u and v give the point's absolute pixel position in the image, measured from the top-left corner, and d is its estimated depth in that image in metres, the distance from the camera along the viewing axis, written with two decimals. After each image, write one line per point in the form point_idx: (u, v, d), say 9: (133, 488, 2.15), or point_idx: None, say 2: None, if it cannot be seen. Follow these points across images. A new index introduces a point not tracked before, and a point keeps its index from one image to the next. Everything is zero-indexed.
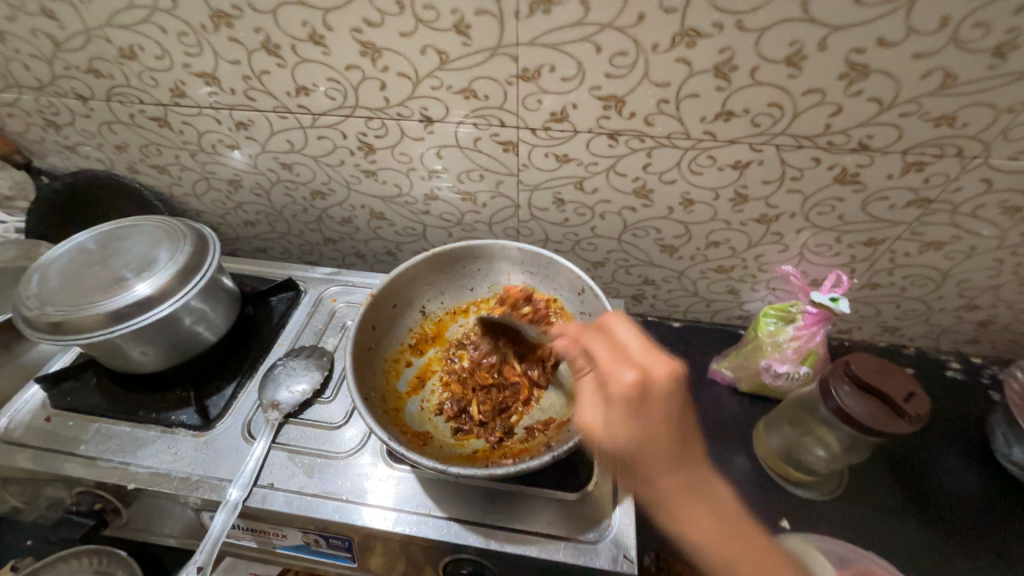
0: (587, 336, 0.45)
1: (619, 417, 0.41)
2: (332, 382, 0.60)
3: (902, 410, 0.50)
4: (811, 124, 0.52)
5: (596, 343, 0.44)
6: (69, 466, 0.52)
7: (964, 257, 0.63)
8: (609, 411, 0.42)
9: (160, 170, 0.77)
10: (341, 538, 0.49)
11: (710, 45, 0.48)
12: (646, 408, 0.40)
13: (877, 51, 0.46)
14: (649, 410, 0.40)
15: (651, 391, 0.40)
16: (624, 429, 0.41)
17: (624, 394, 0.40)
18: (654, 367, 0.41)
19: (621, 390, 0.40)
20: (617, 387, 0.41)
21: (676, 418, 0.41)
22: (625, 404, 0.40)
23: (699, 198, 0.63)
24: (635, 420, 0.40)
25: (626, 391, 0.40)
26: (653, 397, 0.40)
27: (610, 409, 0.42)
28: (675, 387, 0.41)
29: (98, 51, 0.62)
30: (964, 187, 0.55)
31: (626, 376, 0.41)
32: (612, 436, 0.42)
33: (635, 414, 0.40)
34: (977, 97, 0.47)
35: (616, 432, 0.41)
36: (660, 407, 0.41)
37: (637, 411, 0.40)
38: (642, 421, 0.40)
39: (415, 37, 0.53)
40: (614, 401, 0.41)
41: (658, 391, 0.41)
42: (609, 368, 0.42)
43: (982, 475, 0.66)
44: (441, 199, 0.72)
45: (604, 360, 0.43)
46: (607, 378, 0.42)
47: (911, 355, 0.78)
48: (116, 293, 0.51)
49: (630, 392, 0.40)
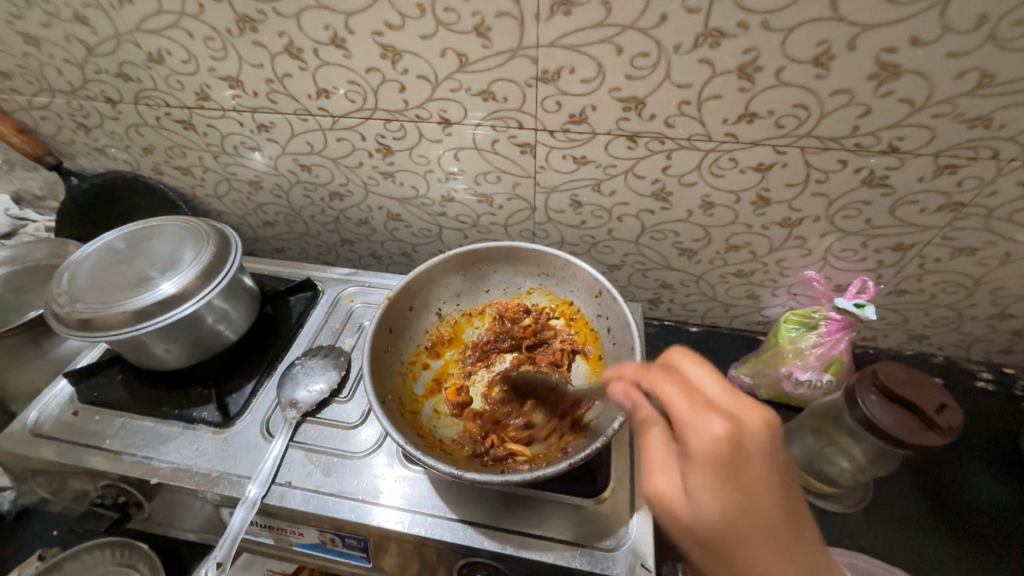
0: (650, 375, 0.40)
1: (706, 483, 0.34)
2: (349, 382, 0.61)
3: (932, 422, 0.48)
4: (838, 126, 0.51)
5: (665, 384, 0.39)
6: (95, 460, 0.53)
7: (998, 263, 0.61)
8: (690, 474, 0.35)
9: (184, 171, 0.79)
10: (356, 538, 0.50)
11: (734, 45, 0.47)
12: (741, 469, 0.34)
13: (910, 50, 0.44)
14: (745, 472, 0.34)
15: (745, 444, 0.35)
16: (713, 500, 0.34)
17: (710, 449, 0.34)
18: (740, 416, 0.36)
19: (705, 445, 0.35)
20: (700, 441, 0.35)
21: (776, 485, 0.35)
22: (712, 465, 0.34)
23: (719, 201, 0.62)
24: (727, 487, 0.34)
25: (713, 447, 0.34)
26: (747, 456, 0.34)
27: (690, 471, 0.35)
28: (768, 442, 0.36)
29: (127, 56, 0.63)
30: (1000, 190, 0.53)
31: (714, 428, 0.35)
32: (696, 509, 0.35)
33: (727, 478, 0.34)
34: (1016, 98, 0.46)
35: (705, 504, 0.34)
36: (755, 467, 0.35)
37: (728, 473, 0.34)
38: (738, 489, 0.34)
39: (435, 40, 0.53)
40: (698, 461, 0.35)
41: (750, 447, 0.35)
42: (687, 416, 0.36)
43: (1016, 491, 0.63)
44: (458, 201, 0.72)
45: (678, 405, 0.37)
46: (686, 430, 0.36)
47: (939, 364, 0.76)
48: (142, 292, 0.52)
49: (717, 448, 0.34)
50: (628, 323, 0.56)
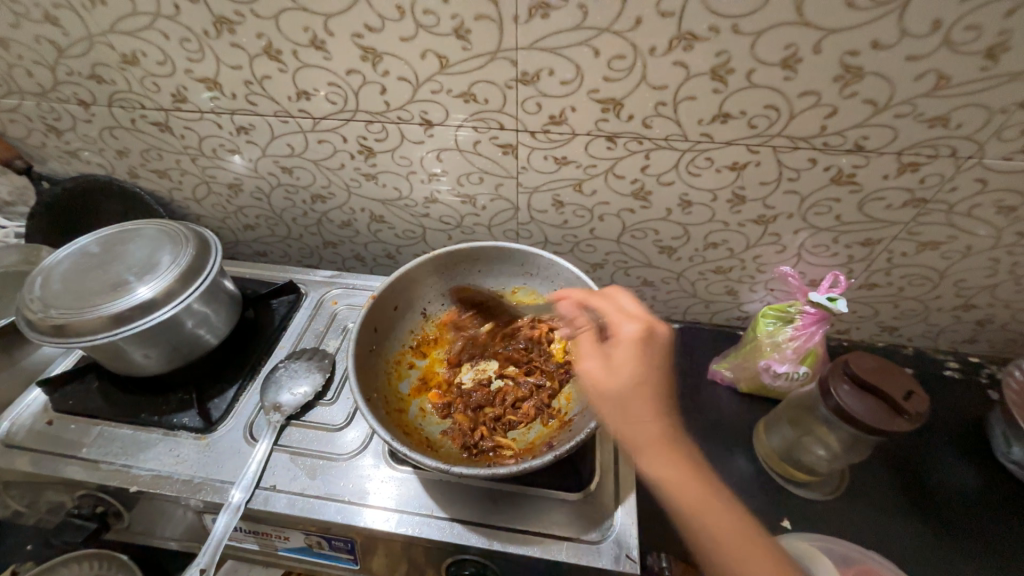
0: (593, 297, 0.52)
1: (626, 358, 0.46)
2: (333, 385, 0.60)
3: (901, 408, 0.50)
4: (808, 126, 0.53)
5: (603, 302, 0.51)
6: (71, 469, 0.52)
7: (960, 256, 0.64)
8: (614, 354, 0.47)
9: (161, 174, 0.78)
10: (343, 539, 0.49)
11: (707, 48, 0.49)
12: (651, 353, 0.47)
13: (872, 53, 0.46)
14: (651, 356, 0.46)
15: (657, 341, 0.47)
16: (628, 369, 0.46)
17: (630, 339, 0.47)
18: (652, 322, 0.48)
19: (629, 335, 0.47)
20: (624, 332, 0.47)
21: (665, 371, 0.46)
22: (633, 347, 0.46)
23: (697, 199, 0.64)
24: (638, 363, 0.46)
25: (633, 336, 0.47)
26: (657, 346, 0.47)
27: (614, 351, 0.47)
28: (667, 346, 0.48)
29: (100, 57, 0.62)
30: (959, 187, 0.56)
31: (629, 327, 0.47)
32: (613, 376, 0.46)
33: (641, 356, 0.46)
34: (970, 98, 0.48)
35: (619, 372, 0.46)
36: (663, 358, 0.47)
37: (641, 357, 0.46)
38: (641, 367, 0.45)
39: (415, 42, 0.53)
40: (621, 343, 0.47)
41: (660, 341, 0.48)
42: (616, 319, 0.49)
43: (982, 474, 0.66)
44: (441, 202, 0.72)
45: (611, 315, 0.49)
46: (614, 326, 0.49)
47: (909, 354, 0.79)
48: (119, 296, 0.51)
49: (636, 339, 0.47)
50: None
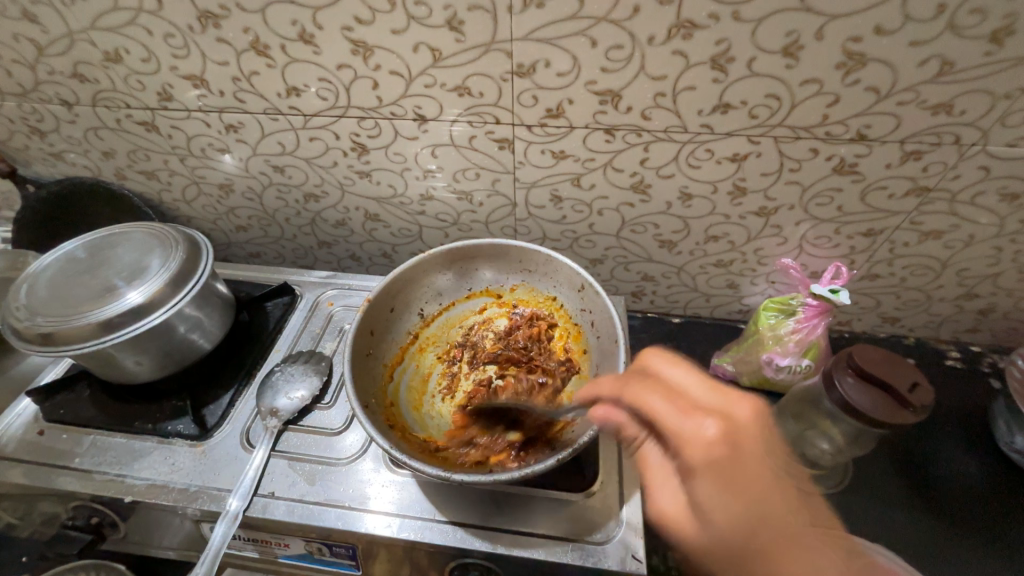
0: (629, 388, 0.46)
1: (709, 489, 0.42)
2: (331, 388, 0.59)
3: (906, 400, 0.50)
4: (809, 114, 0.52)
5: (650, 397, 0.45)
6: (64, 480, 0.51)
7: (963, 245, 0.63)
8: (694, 484, 0.43)
9: (149, 175, 0.76)
10: (344, 545, 0.48)
11: (706, 36, 0.47)
12: (735, 467, 0.42)
13: (875, 39, 0.45)
14: (743, 470, 0.42)
15: (737, 435, 0.44)
16: (716, 500, 0.42)
17: (704, 452, 0.43)
18: (733, 406, 0.45)
19: (700, 441, 0.43)
20: (693, 437, 0.43)
21: (768, 472, 0.43)
22: (712, 469, 0.42)
23: (697, 192, 0.63)
24: (727, 489, 0.42)
25: (705, 441, 0.43)
26: (745, 438, 0.44)
27: (694, 483, 0.42)
28: (761, 429, 0.44)
29: (82, 55, 0.60)
30: (963, 175, 0.55)
31: (704, 428, 0.43)
32: (704, 520, 0.42)
33: (724, 482, 0.42)
34: (974, 84, 0.47)
35: (710, 515, 0.42)
36: (746, 460, 0.43)
37: (720, 473, 0.42)
38: (732, 488, 0.42)
39: (407, 34, 0.52)
40: (699, 469, 0.42)
41: (744, 431, 0.44)
42: (674, 421, 0.44)
43: (985, 463, 0.66)
44: (437, 199, 0.71)
45: (665, 416, 0.44)
46: (684, 439, 0.43)
47: (911, 344, 0.79)
48: (108, 302, 0.50)
49: (712, 448, 0.43)
50: (611, 317, 0.56)
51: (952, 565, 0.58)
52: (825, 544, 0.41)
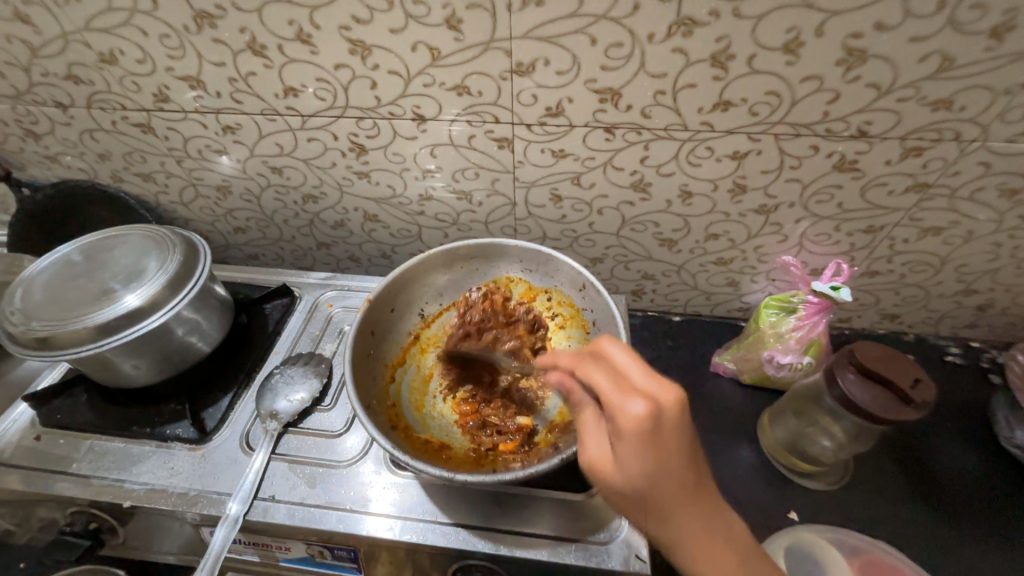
0: (583, 365, 0.41)
1: (631, 453, 0.37)
2: (331, 390, 0.59)
3: (908, 397, 0.50)
4: (810, 112, 0.52)
5: (595, 373, 0.40)
6: (62, 486, 0.50)
7: (962, 241, 0.63)
8: (619, 448, 0.38)
9: (145, 178, 0.75)
10: (346, 548, 0.48)
11: (707, 34, 0.47)
12: (663, 440, 0.37)
13: (875, 35, 0.45)
14: (661, 442, 0.37)
15: (665, 416, 0.37)
16: (637, 464, 0.37)
17: (634, 426, 0.36)
18: (657, 393, 0.37)
19: (628, 423, 0.36)
20: (625, 420, 0.37)
21: (686, 455, 0.38)
22: (640, 441, 0.36)
23: (697, 190, 0.62)
24: (648, 455, 0.37)
25: (636, 425, 0.36)
26: (666, 428, 0.37)
27: (617, 444, 0.38)
28: (684, 414, 0.37)
29: (77, 57, 0.60)
30: (962, 171, 0.55)
31: (634, 407, 0.36)
32: (621, 471, 0.38)
33: (648, 445, 0.37)
34: (974, 80, 0.47)
35: (628, 467, 0.38)
36: (676, 437, 0.37)
37: (649, 446, 0.37)
38: (654, 460, 0.37)
39: (405, 33, 0.51)
40: (623, 436, 0.37)
41: (668, 422, 0.37)
42: (613, 397, 0.38)
43: (986, 458, 0.66)
44: (436, 199, 0.71)
45: (605, 391, 0.39)
46: (613, 409, 0.37)
47: (910, 341, 0.79)
48: (104, 306, 0.50)
49: (639, 425, 0.36)
50: (613, 314, 0.56)
51: (954, 561, 0.58)
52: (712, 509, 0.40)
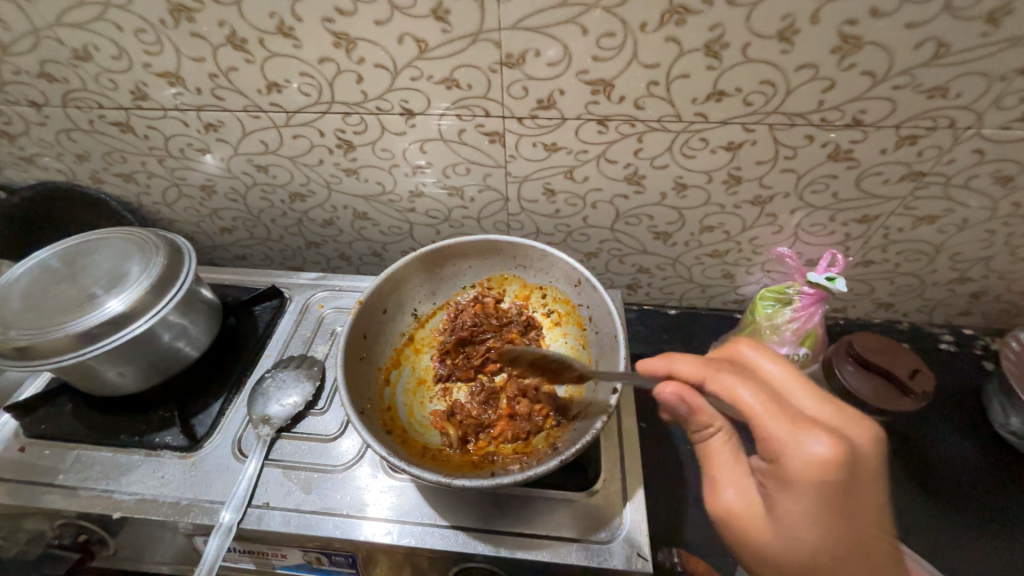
0: (719, 378, 0.41)
1: (797, 506, 0.36)
2: (324, 393, 0.58)
3: (908, 388, 0.50)
4: (804, 101, 0.51)
5: (739, 387, 0.40)
6: (48, 498, 0.49)
7: (956, 229, 0.63)
8: (778, 499, 0.37)
9: (126, 178, 0.73)
10: (344, 554, 0.47)
11: (700, 22, 0.46)
12: (846, 494, 0.35)
13: (871, 22, 0.44)
14: (849, 499, 0.35)
15: (854, 459, 0.36)
16: (804, 523, 0.36)
17: (808, 469, 0.35)
18: (842, 435, 0.36)
19: (800, 465, 0.35)
20: (795, 460, 0.35)
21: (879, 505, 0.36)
22: (813, 489, 0.35)
23: (691, 182, 0.62)
24: (825, 514, 0.35)
25: (813, 467, 0.35)
26: (857, 478, 0.35)
27: (780, 496, 0.37)
28: (875, 460, 0.37)
29: (48, 54, 0.57)
30: (957, 159, 0.55)
31: (815, 447, 0.35)
32: (782, 531, 0.37)
33: (825, 504, 0.35)
34: (968, 67, 0.46)
35: (796, 529, 0.36)
36: (857, 497, 0.35)
37: (824, 503, 0.35)
38: (826, 510, 0.35)
39: (391, 25, 0.50)
40: (792, 483, 0.36)
41: (858, 468, 0.35)
42: (784, 434, 0.36)
43: (979, 444, 0.67)
44: (427, 196, 0.69)
45: (760, 412, 0.38)
46: (780, 448, 0.36)
47: (904, 329, 0.79)
48: (86, 312, 0.48)
49: (817, 472, 0.35)
50: (609, 310, 0.55)
51: (950, 546, 0.59)
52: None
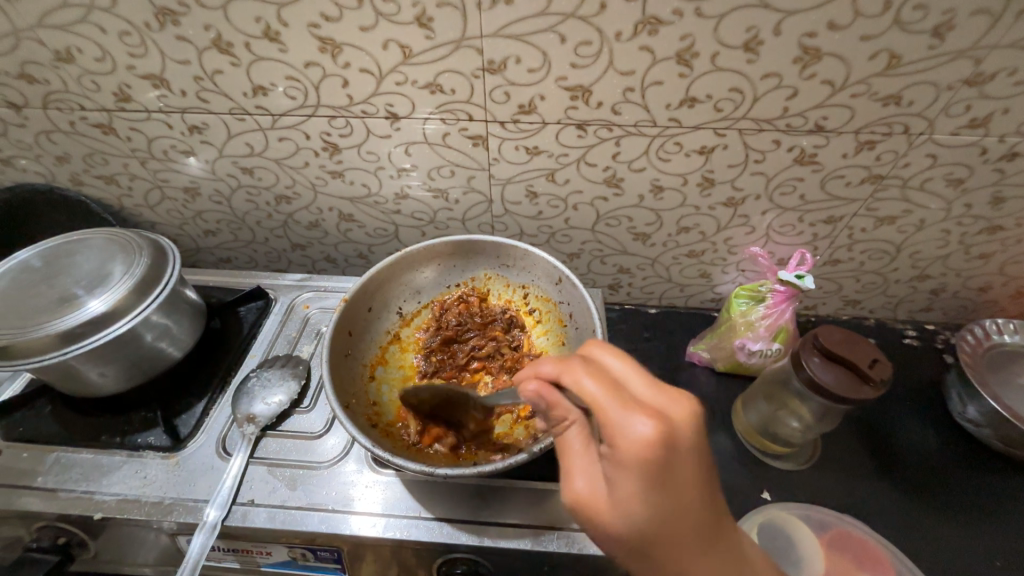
0: (571, 371, 0.38)
1: (630, 488, 0.34)
2: (310, 392, 0.58)
3: (867, 376, 0.53)
4: (770, 108, 0.54)
5: (583, 377, 0.37)
6: (26, 501, 0.48)
7: (915, 229, 0.67)
8: (614, 479, 0.35)
9: (108, 180, 0.73)
10: (329, 549, 0.48)
11: (672, 32, 0.49)
12: (668, 472, 0.34)
13: (829, 34, 0.47)
14: (669, 473, 0.34)
15: (673, 445, 0.34)
16: (637, 503, 0.34)
17: (635, 452, 0.33)
18: (666, 417, 0.34)
19: (629, 451, 0.33)
20: (625, 444, 0.34)
21: (698, 484, 0.35)
22: (640, 470, 0.33)
23: (668, 184, 0.64)
24: (652, 488, 0.34)
25: (638, 449, 0.33)
26: (674, 454, 0.34)
27: (615, 475, 0.35)
28: (694, 436, 0.35)
29: (29, 55, 0.57)
30: (912, 163, 0.58)
31: (637, 430, 0.33)
32: (618, 511, 0.35)
33: (652, 482, 0.34)
34: (919, 77, 0.50)
35: (628, 508, 0.34)
36: (677, 478, 0.34)
37: (650, 479, 0.34)
38: (655, 491, 0.34)
39: (376, 31, 0.51)
40: (625, 465, 0.34)
41: (677, 444, 0.34)
42: (612, 416, 0.35)
43: (942, 434, 0.70)
44: (412, 197, 0.70)
45: (599, 401, 0.36)
46: (611, 433, 0.34)
47: (871, 325, 0.83)
48: (66, 312, 0.48)
49: (642, 451, 0.33)
50: (588, 307, 0.57)
51: (916, 530, 0.62)
52: (715, 547, 0.35)
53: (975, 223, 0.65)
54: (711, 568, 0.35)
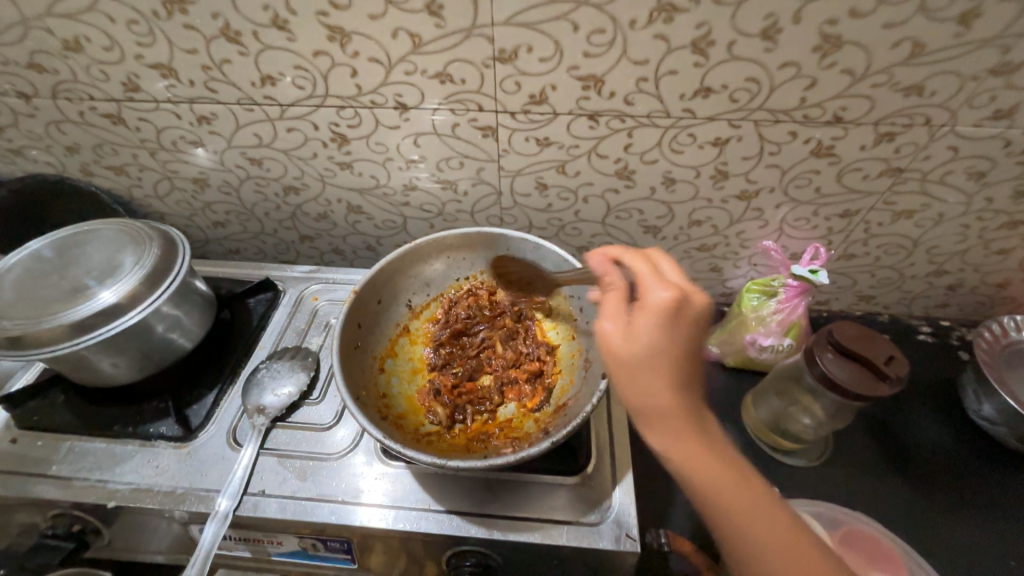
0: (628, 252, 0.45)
1: (644, 324, 0.39)
2: (319, 383, 0.58)
3: (882, 372, 0.52)
4: (787, 98, 0.53)
5: (636, 257, 0.43)
6: (42, 489, 0.49)
7: (933, 223, 0.65)
8: (633, 321, 0.40)
9: (117, 171, 0.73)
10: (339, 540, 0.48)
11: (687, 19, 0.47)
12: (680, 324, 0.38)
13: (850, 21, 0.46)
14: (678, 329, 0.38)
15: (688, 311, 0.39)
16: (646, 337, 0.38)
17: (658, 300, 0.39)
18: (689, 293, 0.40)
19: (653, 299, 0.39)
20: (651, 296, 0.39)
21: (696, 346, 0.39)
22: (657, 315, 0.38)
23: (680, 176, 0.63)
24: (662, 330, 0.38)
25: (661, 300, 0.39)
26: (687, 318, 0.39)
27: (635, 316, 0.39)
28: (704, 320, 0.40)
29: (38, 44, 0.57)
30: (932, 155, 0.57)
31: (661, 291, 0.39)
32: (627, 342, 0.39)
33: (666, 327, 0.38)
34: (943, 66, 0.48)
35: (636, 337, 0.39)
36: (684, 334, 0.38)
37: (665, 322, 0.38)
38: (664, 333, 0.38)
39: (385, 20, 0.50)
40: (646, 310, 0.39)
41: (691, 313, 0.39)
42: (645, 281, 0.41)
43: (955, 432, 0.69)
44: (421, 189, 0.70)
45: (642, 273, 0.42)
46: (642, 289, 0.41)
47: (884, 321, 0.82)
48: (78, 302, 0.48)
49: (664, 304, 0.38)
50: None
51: (927, 527, 0.61)
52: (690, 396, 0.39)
53: (995, 218, 0.63)
54: (682, 408, 0.38)
